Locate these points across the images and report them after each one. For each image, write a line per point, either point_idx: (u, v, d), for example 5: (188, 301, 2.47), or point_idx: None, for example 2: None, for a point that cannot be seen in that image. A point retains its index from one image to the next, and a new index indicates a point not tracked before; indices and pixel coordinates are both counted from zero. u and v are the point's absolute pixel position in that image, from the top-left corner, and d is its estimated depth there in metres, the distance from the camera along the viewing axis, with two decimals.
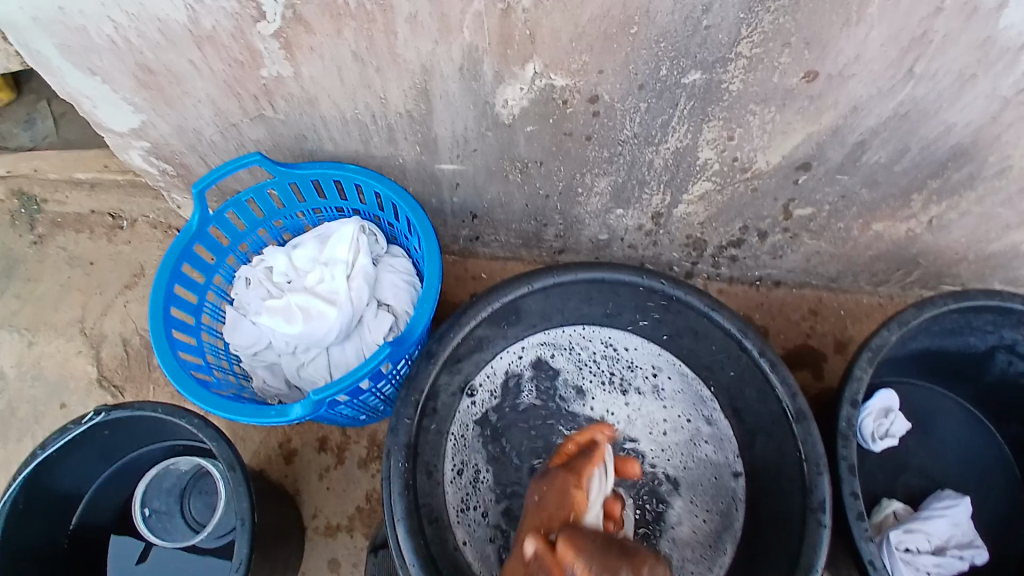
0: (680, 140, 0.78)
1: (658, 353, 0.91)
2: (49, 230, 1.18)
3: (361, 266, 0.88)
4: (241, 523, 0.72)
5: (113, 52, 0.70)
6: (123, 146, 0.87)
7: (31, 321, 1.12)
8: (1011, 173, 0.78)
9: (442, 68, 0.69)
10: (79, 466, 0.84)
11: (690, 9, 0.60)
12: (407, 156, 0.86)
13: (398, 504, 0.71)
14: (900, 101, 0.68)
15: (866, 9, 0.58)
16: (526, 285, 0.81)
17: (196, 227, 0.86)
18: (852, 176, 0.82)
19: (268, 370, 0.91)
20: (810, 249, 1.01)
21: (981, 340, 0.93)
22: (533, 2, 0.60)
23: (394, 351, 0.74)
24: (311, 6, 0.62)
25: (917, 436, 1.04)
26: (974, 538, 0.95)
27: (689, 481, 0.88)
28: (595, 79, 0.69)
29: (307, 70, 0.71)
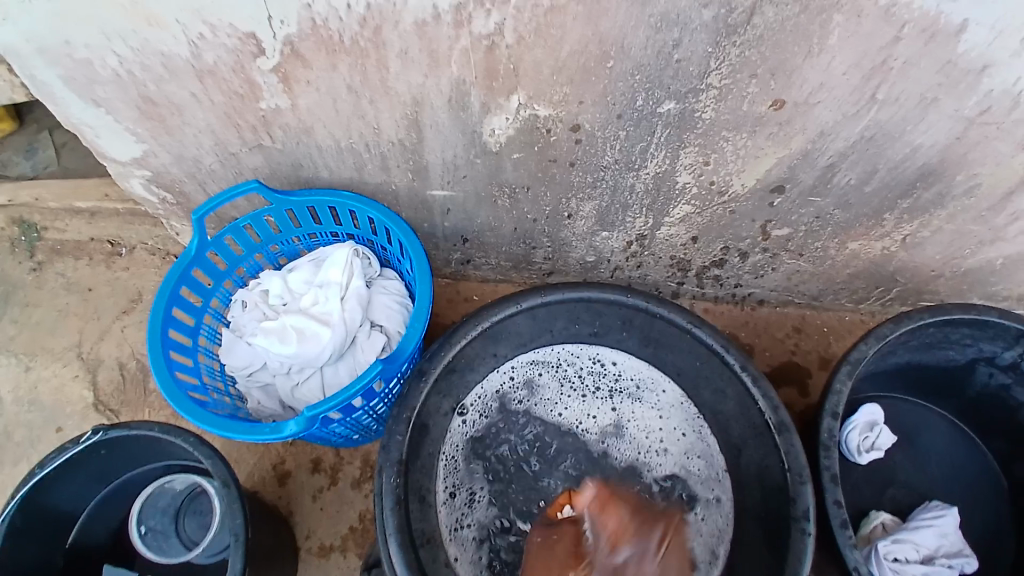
0: (659, 165, 0.82)
1: (646, 367, 0.93)
2: (48, 257, 1.21)
3: (354, 288, 0.91)
4: (235, 538, 0.73)
5: (117, 85, 0.73)
6: (123, 175, 0.91)
7: (27, 347, 1.14)
8: (978, 191, 0.81)
9: (432, 100, 0.73)
10: (75, 486, 0.85)
11: (662, 43, 0.64)
12: (400, 183, 0.90)
13: (390, 520, 0.73)
14: (866, 125, 0.72)
15: (827, 41, 0.62)
16: (515, 305, 0.84)
17: (194, 252, 0.88)
18: (825, 197, 0.86)
19: (263, 391, 0.93)
20: (790, 268, 1.05)
21: (960, 354, 0.96)
22: (515, 38, 0.64)
23: (386, 368, 0.76)
24: (307, 43, 0.66)
25: (901, 450, 1.07)
26: (963, 547, 0.96)
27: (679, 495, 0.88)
28: (576, 109, 0.73)
29: (303, 102, 0.74)
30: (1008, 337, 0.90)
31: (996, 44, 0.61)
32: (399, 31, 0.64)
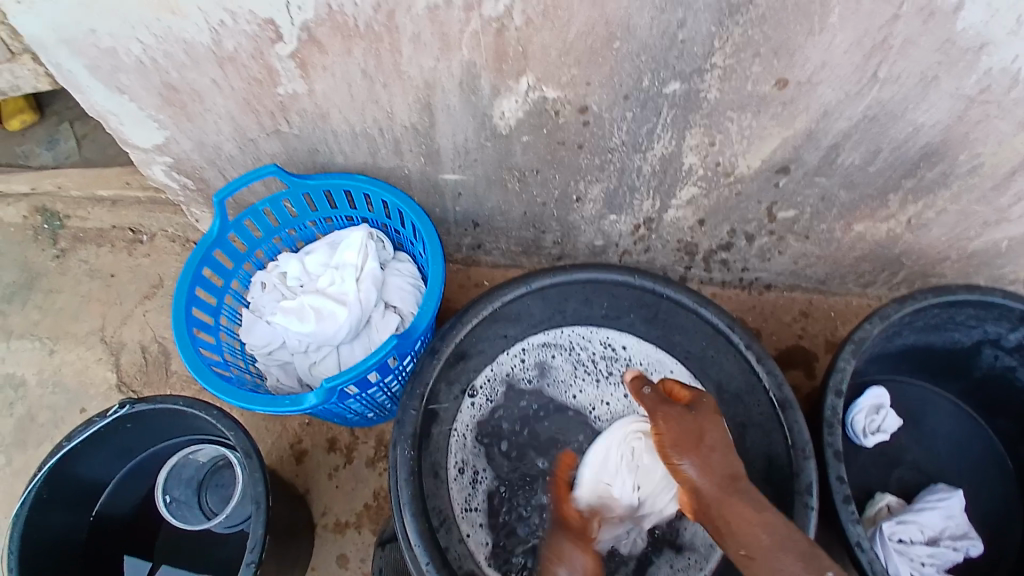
0: (665, 147, 0.84)
1: (656, 351, 0.90)
2: (71, 245, 1.24)
3: (370, 270, 0.94)
4: (256, 506, 0.77)
5: (142, 73, 0.76)
6: (146, 162, 0.94)
7: (51, 331, 1.18)
8: (981, 170, 0.83)
9: (443, 83, 0.75)
10: (103, 457, 0.89)
11: (666, 23, 0.66)
12: (412, 167, 0.92)
13: (405, 491, 0.76)
14: (868, 104, 0.74)
15: (827, 19, 0.64)
16: (524, 286, 0.89)
17: (216, 234, 0.91)
18: (830, 177, 0.87)
19: (282, 369, 0.96)
20: (797, 251, 1.06)
21: (966, 335, 0.97)
22: (524, 20, 0.66)
23: (401, 344, 0.79)
24: (324, 28, 0.68)
25: (909, 431, 1.08)
26: (969, 530, 0.97)
27: None
28: (583, 91, 0.75)
29: (319, 87, 0.77)
30: (1013, 317, 0.91)
31: (995, 21, 0.62)
32: (412, 16, 0.66)
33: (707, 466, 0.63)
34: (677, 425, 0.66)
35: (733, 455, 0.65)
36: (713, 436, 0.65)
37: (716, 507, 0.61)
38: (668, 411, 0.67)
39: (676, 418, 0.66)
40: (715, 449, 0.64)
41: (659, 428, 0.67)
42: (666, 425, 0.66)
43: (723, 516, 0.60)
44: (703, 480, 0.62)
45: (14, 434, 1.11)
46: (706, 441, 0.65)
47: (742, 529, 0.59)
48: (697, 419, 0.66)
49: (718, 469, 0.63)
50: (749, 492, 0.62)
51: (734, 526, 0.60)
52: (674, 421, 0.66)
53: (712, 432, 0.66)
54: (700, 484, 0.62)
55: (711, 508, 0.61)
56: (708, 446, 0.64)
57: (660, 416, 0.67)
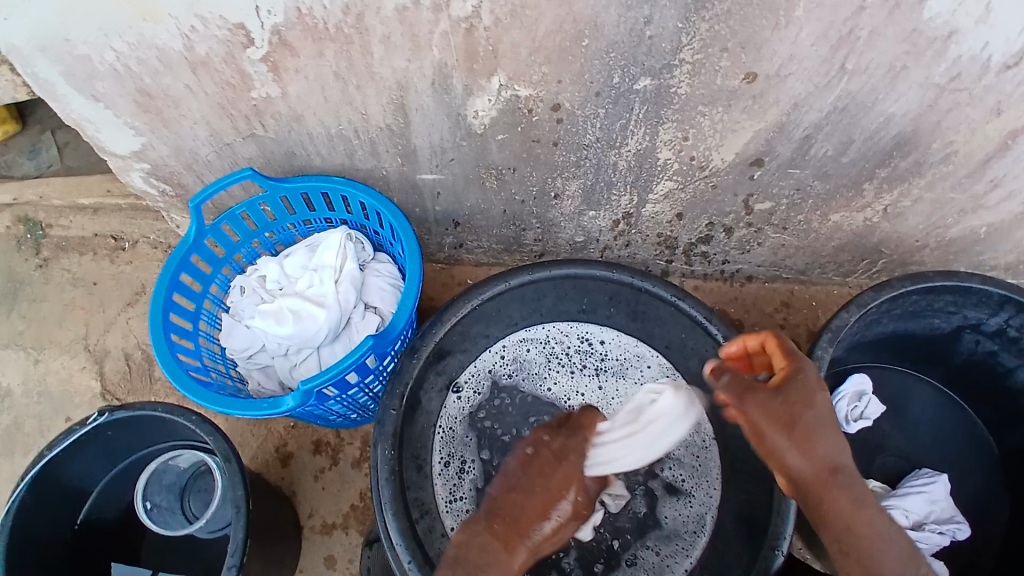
0: (640, 143, 0.84)
1: (634, 345, 0.93)
2: (54, 253, 1.23)
3: (348, 271, 0.94)
4: (235, 510, 0.77)
5: (115, 79, 0.76)
6: (123, 168, 0.94)
7: (36, 340, 1.17)
8: (954, 158, 0.84)
9: (416, 84, 0.76)
10: (85, 466, 0.89)
11: (634, 20, 0.66)
12: (390, 168, 0.93)
13: (386, 490, 0.76)
14: (837, 95, 0.75)
15: (792, 13, 0.64)
16: (503, 283, 0.85)
17: (192, 238, 0.91)
18: (804, 169, 0.88)
19: (262, 373, 0.97)
20: (775, 242, 1.07)
21: (946, 322, 0.97)
22: (493, 20, 0.66)
23: (377, 344, 0.79)
24: (294, 32, 0.69)
25: (891, 418, 1.09)
26: (955, 514, 0.98)
27: (678, 469, 0.87)
28: (555, 89, 0.76)
29: (293, 90, 0.77)
30: (991, 304, 0.92)
31: (962, 9, 0.63)
32: (381, 17, 0.66)
33: (808, 453, 0.61)
34: (767, 410, 0.62)
35: (837, 434, 0.62)
36: (815, 415, 0.62)
37: (813, 491, 0.62)
38: (752, 397, 0.63)
39: (768, 403, 0.62)
40: (814, 431, 0.62)
41: (746, 413, 0.63)
42: (755, 412, 0.63)
43: (820, 500, 0.62)
44: (803, 463, 0.62)
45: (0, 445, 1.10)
46: (803, 420, 0.62)
47: (843, 514, 0.61)
48: (796, 401, 0.62)
49: (819, 455, 0.62)
50: (848, 481, 0.62)
51: (837, 514, 0.61)
52: (764, 408, 0.62)
53: (812, 413, 0.62)
54: (800, 469, 0.62)
55: (811, 492, 0.62)
56: (807, 431, 0.61)
57: (750, 400, 0.63)
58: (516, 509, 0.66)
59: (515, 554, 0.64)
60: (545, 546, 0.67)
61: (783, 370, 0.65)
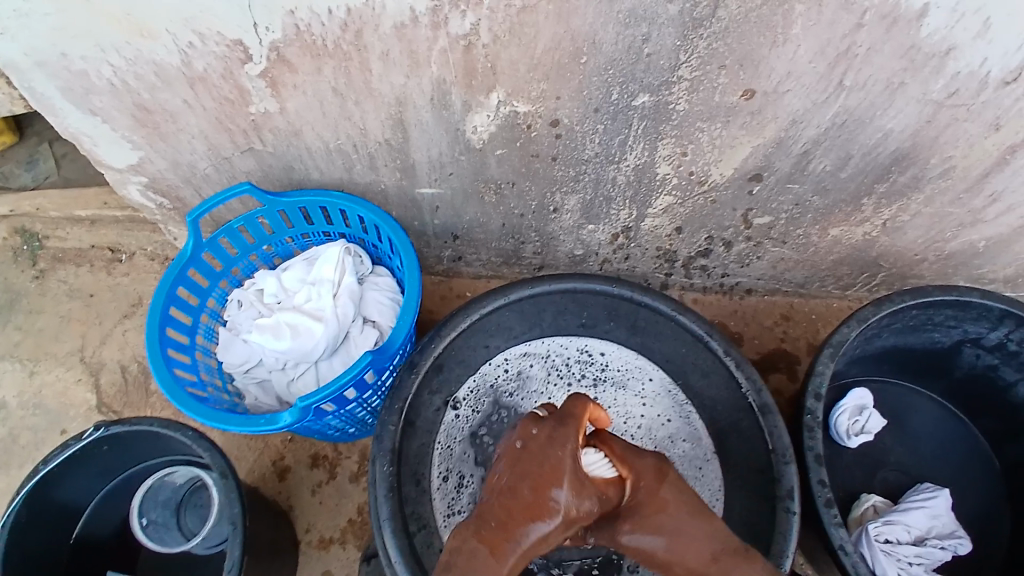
0: (639, 157, 0.84)
1: (634, 357, 0.91)
2: (51, 264, 1.23)
3: (346, 285, 0.94)
4: (232, 527, 0.76)
5: (113, 95, 0.76)
6: (121, 181, 0.93)
7: (31, 352, 1.17)
8: (953, 173, 0.84)
9: (414, 99, 0.75)
10: (81, 481, 0.88)
11: (632, 38, 0.66)
12: (388, 182, 0.92)
13: (385, 507, 0.75)
14: (836, 111, 0.75)
15: (790, 31, 0.64)
16: (502, 297, 0.86)
17: (190, 252, 0.91)
18: (803, 184, 0.88)
19: (260, 387, 0.96)
20: (775, 256, 1.07)
21: (945, 336, 0.97)
22: (491, 37, 0.66)
23: (376, 360, 0.79)
24: (292, 48, 0.69)
25: (892, 432, 1.08)
26: (955, 529, 0.97)
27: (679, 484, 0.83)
28: (554, 105, 0.76)
29: (291, 105, 0.77)
30: (991, 318, 0.91)
31: (959, 26, 0.63)
32: (379, 34, 0.66)
33: (685, 546, 0.58)
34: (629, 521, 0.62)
35: (702, 519, 0.60)
36: (672, 516, 0.60)
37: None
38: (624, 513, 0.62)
39: (638, 522, 0.60)
40: (682, 532, 0.59)
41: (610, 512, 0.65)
42: (632, 535, 0.60)
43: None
44: (688, 560, 0.58)
45: None
46: (669, 520, 0.59)
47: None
48: (655, 510, 0.60)
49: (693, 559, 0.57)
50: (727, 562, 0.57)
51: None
52: (641, 525, 0.60)
53: (670, 514, 0.60)
54: (694, 567, 0.57)
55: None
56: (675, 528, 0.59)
57: (625, 524, 0.60)
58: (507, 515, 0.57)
59: (505, 560, 0.55)
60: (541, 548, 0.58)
61: (635, 481, 0.62)
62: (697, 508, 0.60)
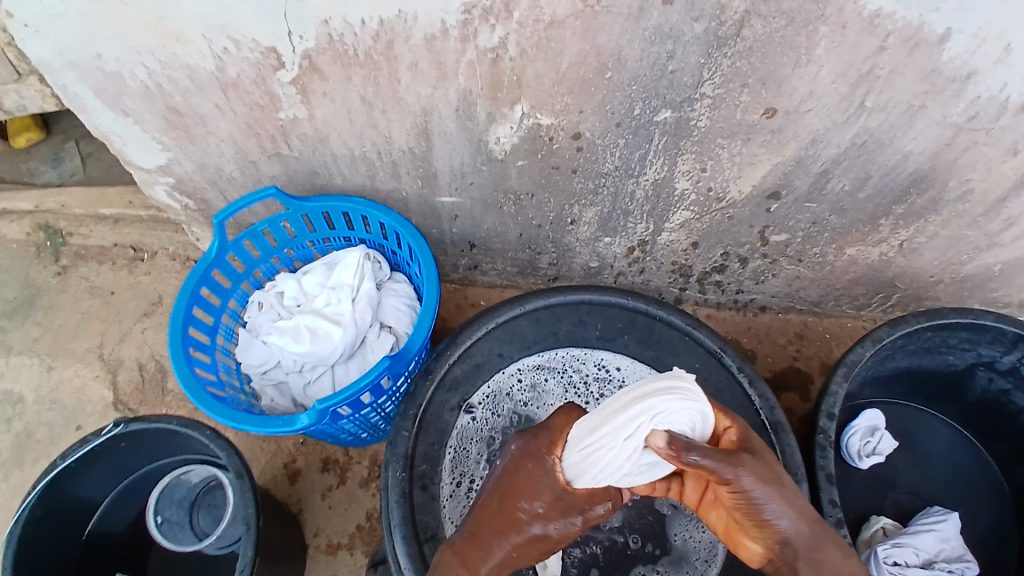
0: (657, 172, 0.85)
1: (649, 373, 0.88)
2: (72, 262, 1.26)
3: (365, 290, 0.95)
4: (246, 527, 0.77)
5: (147, 97, 0.78)
6: (148, 182, 0.96)
7: (51, 348, 1.19)
8: (971, 196, 0.84)
9: (439, 110, 0.77)
10: (97, 477, 0.90)
11: (656, 55, 0.67)
12: (410, 190, 0.94)
13: (396, 513, 0.75)
14: (855, 132, 0.76)
15: (813, 51, 0.65)
16: (517, 307, 0.88)
17: (214, 254, 0.93)
18: (820, 203, 0.89)
19: (276, 389, 0.98)
20: (790, 274, 1.07)
21: (961, 358, 0.97)
22: (518, 51, 0.68)
23: (393, 365, 0.80)
24: (324, 56, 0.70)
25: (904, 455, 1.07)
26: (965, 553, 0.97)
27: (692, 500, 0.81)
28: (576, 118, 0.77)
29: (319, 112, 0.79)
30: (1006, 341, 0.91)
31: (982, 50, 0.64)
32: (409, 45, 0.68)
33: (793, 504, 0.56)
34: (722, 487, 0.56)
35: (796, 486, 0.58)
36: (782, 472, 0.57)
37: (807, 550, 0.55)
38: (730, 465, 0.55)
39: (753, 462, 0.56)
40: (791, 489, 0.57)
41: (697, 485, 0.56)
42: (751, 478, 0.55)
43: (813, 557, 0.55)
44: (791, 520, 0.55)
45: (12, 450, 1.11)
46: (778, 474, 0.57)
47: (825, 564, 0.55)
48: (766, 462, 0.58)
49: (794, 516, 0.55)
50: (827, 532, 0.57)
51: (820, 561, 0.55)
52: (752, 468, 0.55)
53: (780, 469, 0.57)
54: (795, 527, 0.55)
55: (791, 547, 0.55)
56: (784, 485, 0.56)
57: (741, 464, 0.55)
58: (477, 525, 0.59)
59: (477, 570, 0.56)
60: (527, 559, 0.60)
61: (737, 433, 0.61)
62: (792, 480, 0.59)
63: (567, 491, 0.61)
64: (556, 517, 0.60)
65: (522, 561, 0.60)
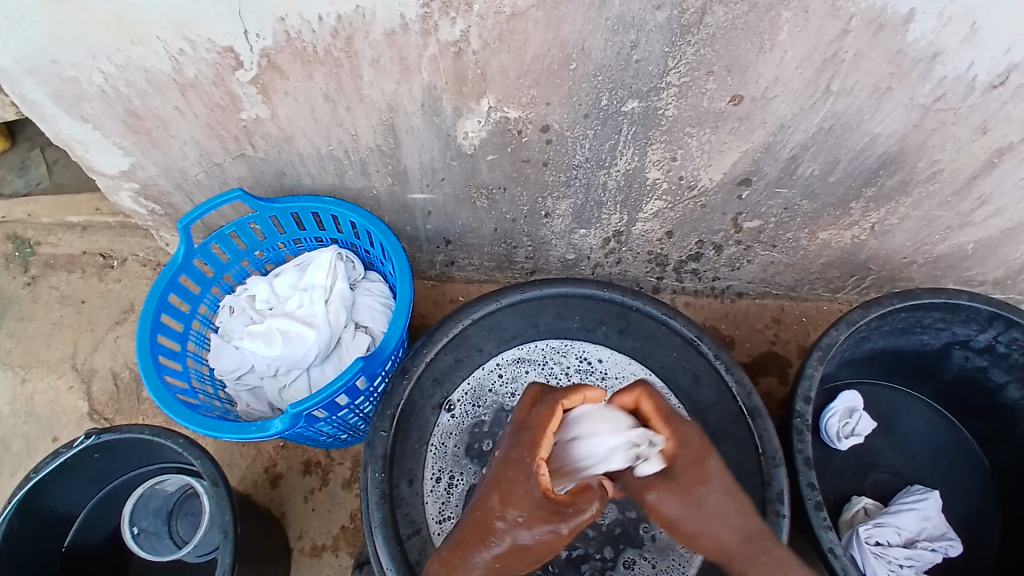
0: (628, 162, 0.85)
1: (629, 363, 0.90)
2: (42, 271, 1.23)
3: (338, 290, 0.94)
4: (223, 535, 0.76)
5: (104, 101, 0.76)
6: (112, 188, 0.94)
7: (23, 359, 1.16)
8: (939, 177, 0.84)
9: (406, 106, 0.76)
10: (73, 490, 0.88)
11: (620, 44, 0.67)
12: (380, 187, 0.93)
13: (376, 514, 0.74)
14: (823, 116, 0.76)
15: (777, 37, 0.65)
16: (494, 301, 0.85)
17: (181, 259, 0.91)
18: (791, 188, 0.89)
19: (251, 394, 0.96)
20: (765, 260, 1.08)
21: (934, 338, 0.98)
22: (481, 44, 0.67)
23: (367, 366, 0.79)
24: (284, 54, 0.69)
25: (883, 435, 1.08)
26: (946, 531, 0.98)
27: None
28: (544, 111, 0.76)
29: (283, 111, 0.77)
30: (980, 320, 0.92)
31: (947, 31, 0.64)
32: (370, 41, 0.67)
33: (727, 521, 0.61)
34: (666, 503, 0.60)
35: (734, 496, 0.62)
36: (713, 490, 0.61)
37: (740, 560, 0.61)
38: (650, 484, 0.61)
39: (677, 490, 0.60)
40: (721, 507, 0.61)
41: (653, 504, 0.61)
42: (670, 502, 0.60)
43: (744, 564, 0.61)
44: (721, 534, 0.61)
45: None
46: (706, 486, 0.61)
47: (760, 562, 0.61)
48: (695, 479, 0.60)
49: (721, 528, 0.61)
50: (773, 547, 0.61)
51: (747, 554, 0.61)
52: (676, 492, 0.60)
53: (710, 489, 0.61)
54: (727, 543, 0.61)
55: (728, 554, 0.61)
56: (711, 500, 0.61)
57: (658, 491, 0.60)
58: (464, 534, 0.60)
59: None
60: (515, 565, 0.61)
61: (676, 439, 0.61)
62: (729, 480, 0.62)
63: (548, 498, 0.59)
64: (535, 526, 0.58)
65: (510, 567, 0.61)
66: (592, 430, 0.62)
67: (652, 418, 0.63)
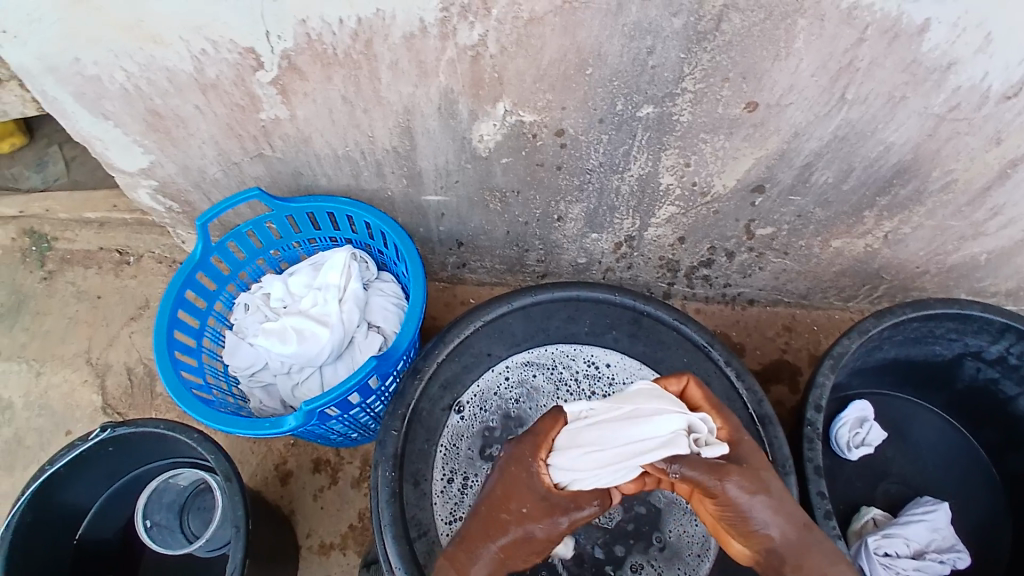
0: (642, 168, 0.85)
1: (639, 367, 0.88)
2: (59, 266, 1.24)
3: (352, 290, 0.95)
4: (235, 530, 0.77)
5: (126, 99, 0.77)
6: (131, 185, 0.95)
7: (39, 353, 1.18)
8: (954, 186, 0.84)
9: (422, 108, 0.77)
10: (86, 482, 0.89)
11: (636, 50, 0.67)
12: (395, 189, 0.94)
13: (386, 512, 0.75)
14: (838, 124, 0.76)
15: (792, 45, 0.66)
16: (505, 304, 0.87)
17: (199, 257, 0.92)
18: (805, 196, 0.89)
19: (265, 391, 0.97)
20: (777, 267, 1.08)
21: (948, 348, 0.97)
22: (498, 48, 0.68)
23: (380, 365, 0.79)
24: (303, 56, 0.70)
25: (894, 445, 1.08)
26: (956, 542, 0.97)
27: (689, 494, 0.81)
28: (559, 115, 0.77)
29: (301, 113, 0.78)
30: (994, 331, 0.91)
31: (962, 40, 0.64)
32: (388, 44, 0.68)
33: (780, 511, 0.58)
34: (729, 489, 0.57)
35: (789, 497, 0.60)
36: (772, 480, 0.60)
37: (793, 557, 0.57)
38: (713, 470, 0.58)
39: (739, 471, 0.58)
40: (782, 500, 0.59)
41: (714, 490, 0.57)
42: (735, 482, 0.57)
43: (797, 564, 0.57)
44: (778, 525, 0.58)
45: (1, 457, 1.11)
46: (764, 474, 0.60)
47: (816, 559, 0.57)
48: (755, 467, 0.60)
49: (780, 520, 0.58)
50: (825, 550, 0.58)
51: (802, 549, 0.57)
52: (740, 478, 0.58)
53: (770, 477, 0.60)
54: (786, 537, 0.58)
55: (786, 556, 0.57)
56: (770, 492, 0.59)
57: (723, 471, 0.57)
58: (468, 532, 0.60)
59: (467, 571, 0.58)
60: (519, 562, 0.60)
61: (730, 425, 0.62)
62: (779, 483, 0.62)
63: (552, 495, 0.60)
64: (546, 519, 0.59)
65: (514, 564, 0.60)
66: (655, 410, 0.61)
67: (703, 405, 0.65)
